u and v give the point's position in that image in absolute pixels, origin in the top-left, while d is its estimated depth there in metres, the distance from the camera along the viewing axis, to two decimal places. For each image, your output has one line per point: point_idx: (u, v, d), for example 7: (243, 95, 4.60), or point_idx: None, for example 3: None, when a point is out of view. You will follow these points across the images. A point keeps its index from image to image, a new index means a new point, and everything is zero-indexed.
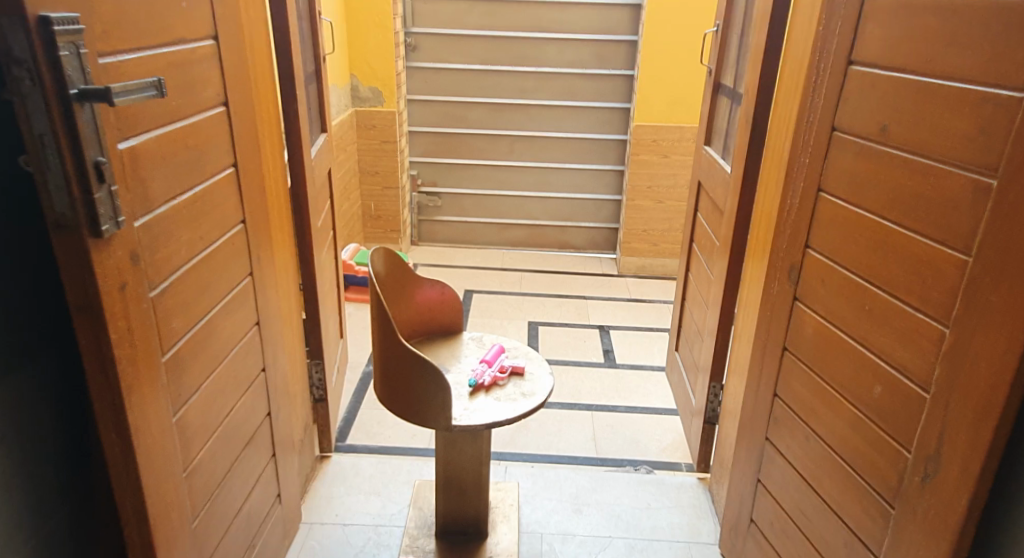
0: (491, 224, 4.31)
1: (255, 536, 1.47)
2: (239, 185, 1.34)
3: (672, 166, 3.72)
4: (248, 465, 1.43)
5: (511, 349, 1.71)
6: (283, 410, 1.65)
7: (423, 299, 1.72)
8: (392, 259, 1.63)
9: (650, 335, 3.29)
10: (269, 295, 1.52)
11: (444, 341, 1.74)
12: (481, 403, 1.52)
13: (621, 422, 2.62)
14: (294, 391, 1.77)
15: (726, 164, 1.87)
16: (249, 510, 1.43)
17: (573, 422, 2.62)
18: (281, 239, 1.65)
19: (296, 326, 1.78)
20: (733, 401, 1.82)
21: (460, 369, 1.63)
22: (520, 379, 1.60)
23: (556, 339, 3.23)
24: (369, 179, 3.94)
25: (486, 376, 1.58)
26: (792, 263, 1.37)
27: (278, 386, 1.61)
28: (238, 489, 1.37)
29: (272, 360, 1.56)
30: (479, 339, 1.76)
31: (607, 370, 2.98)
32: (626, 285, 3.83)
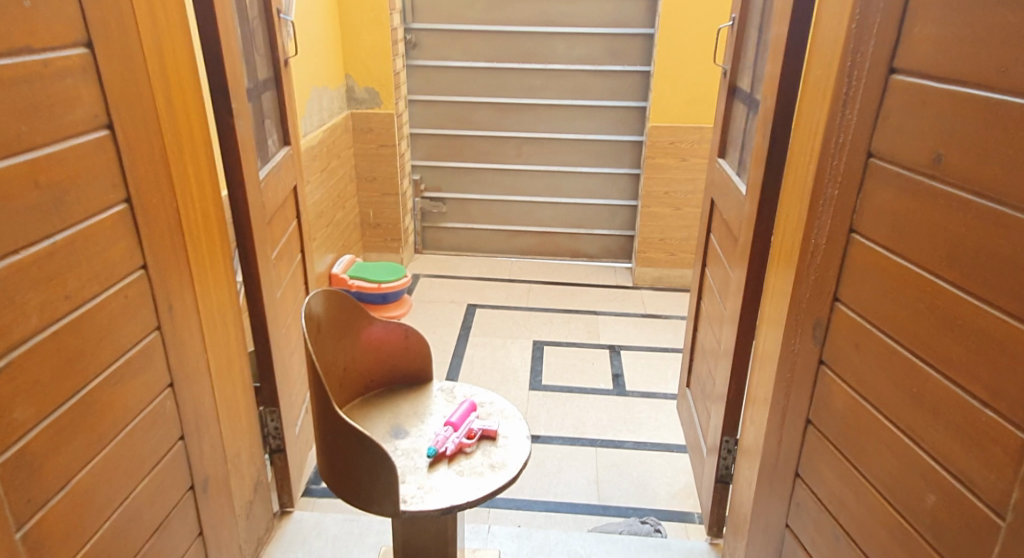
0: (499, 231, 4.05)
1: None
2: (133, 224, 1.11)
3: (691, 170, 3.42)
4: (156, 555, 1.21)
5: (485, 406, 1.45)
6: (217, 477, 1.43)
7: (379, 345, 1.49)
8: (338, 301, 1.40)
9: (665, 357, 3.00)
10: (191, 348, 1.31)
11: (409, 393, 1.50)
12: (439, 477, 1.26)
13: (628, 462, 2.35)
14: (237, 450, 1.55)
15: (739, 182, 1.59)
16: None
17: (574, 461, 2.35)
18: (214, 279, 1.42)
19: (240, 374, 1.56)
20: (752, 435, 1.43)
21: (421, 433, 1.37)
22: (491, 445, 1.34)
23: (562, 360, 2.96)
24: (367, 185, 3.71)
25: (449, 442, 1.32)
26: (816, 318, 1.09)
27: (209, 452, 1.39)
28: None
29: (197, 424, 1.34)
30: (449, 392, 1.50)
31: (615, 398, 2.71)
32: (641, 298, 3.54)
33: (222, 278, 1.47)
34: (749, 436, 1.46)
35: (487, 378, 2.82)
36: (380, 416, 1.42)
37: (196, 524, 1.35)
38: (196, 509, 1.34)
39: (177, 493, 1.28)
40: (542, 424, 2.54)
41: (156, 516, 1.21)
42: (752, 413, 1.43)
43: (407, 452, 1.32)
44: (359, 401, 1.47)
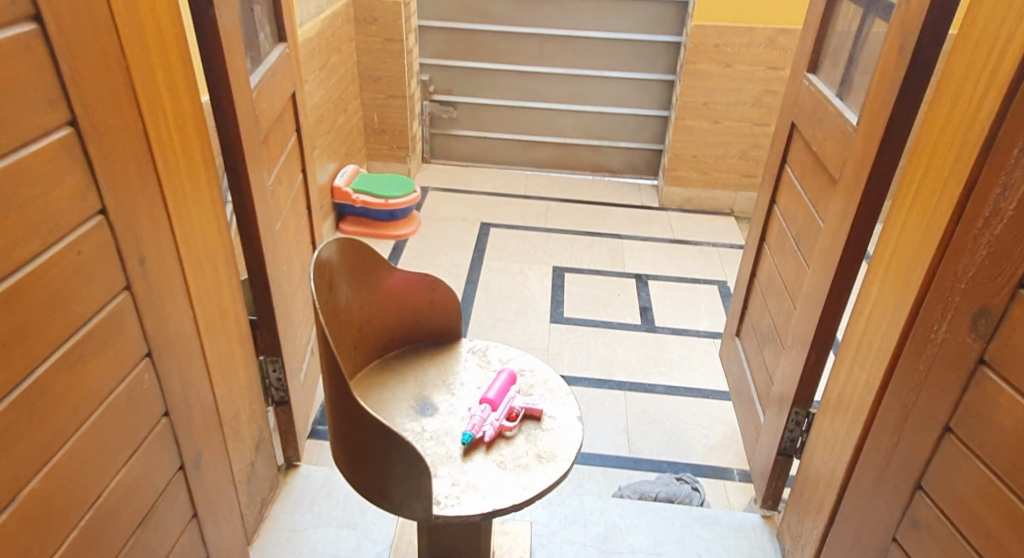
0: (515, 141, 3.71)
1: None
2: (85, 156, 0.83)
3: (735, 79, 3.05)
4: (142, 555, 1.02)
5: (525, 377, 1.23)
6: (213, 449, 1.21)
7: (402, 301, 1.24)
8: (354, 250, 1.14)
9: (696, 289, 2.77)
10: (173, 305, 1.05)
11: (436, 356, 1.27)
12: (477, 469, 1.05)
13: (660, 409, 2.17)
14: (235, 411, 1.33)
15: (844, 107, 1.29)
16: None
17: (602, 406, 2.17)
18: (198, 216, 1.15)
19: (235, 324, 1.32)
20: (842, 417, 1.21)
21: (453, 410, 1.15)
22: (537, 428, 1.13)
23: (585, 290, 2.73)
24: (371, 86, 3.33)
25: (487, 426, 1.10)
26: (985, 303, 0.84)
27: (202, 423, 1.16)
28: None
29: (187, 395, 1.10)
30: (482, 355, 1.28)
31: (643, 335, 2.50)
32: (668, 221, 3.27)
33: (208, 214, 1.19)
34: (836, 416, 1.24)
35: (505, 308, 2.59)
36: (403, 388, 1.20)
37: (190, 507, 1.15)
38: (189, 491, 1.14)
39: (166, 478, 1.06)
40: (566, 363, 2.34)
41: (140, 512, 1.00)
42: (846, 390, 1.20)
43: (438, 436, 1.10)
44: (377, 366, 1.24)
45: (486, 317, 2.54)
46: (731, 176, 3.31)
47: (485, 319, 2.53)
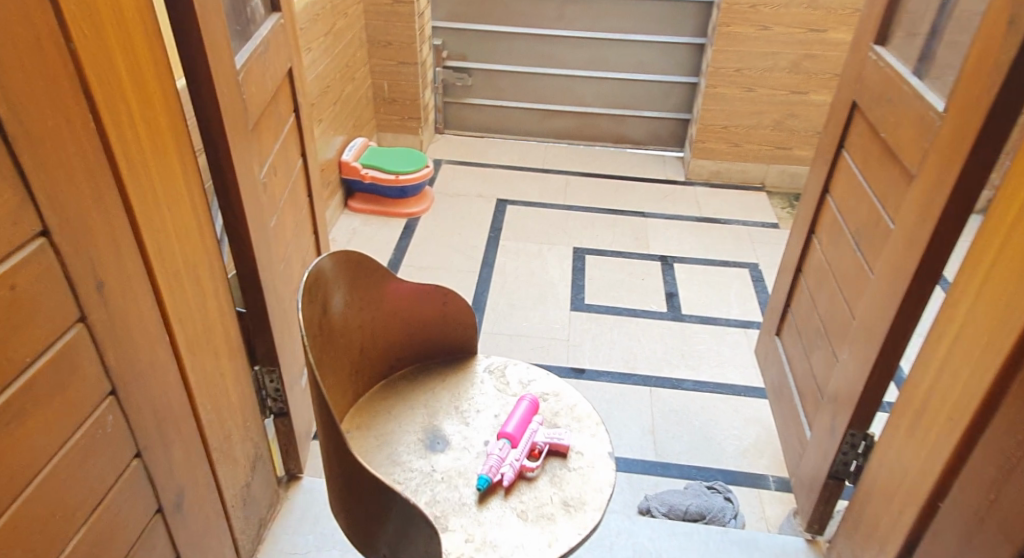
0: (532, 110, 3.50)
1: None
2: (20, 171, 0.68)
3: (773, 42, 2.82)
4: None
5: (549, 403, 1.08)
6: (199, 481, 1.08)
7: (412, 315, 1.09)
8: (355, 265, 0.98)
9: (726, 272, 2.58)
10: (145, 331, 0.91)
11: (449, 375, 1.12)
12: (495, 521, 0.91)
13: (688, 408, 2.00)
14: (224, 431, 1.20)
15: (924, 89, 1.10)
16: None
17: (627, 403, 2.00)
18: (175, 223, 1.00)
19: (223, 336, 1.18)
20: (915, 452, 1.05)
21: (468, 445, 1.01)
22: (563, 467, 0.98)
23: (607, 275, 2.54)
24: (381, 52, 3.13)
25: (506, 468, 0.95)
26: None
27: (185, 455, 1.03)
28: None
29: (163, 429, 0.96)
30: (500, 377, 1.12)
31: (670, 324, 2.32)
32: (695, 197, 3.07)
33: (188, 220, 1.05)
34: (906, 450, 1.08)
35: (523, 293, 2.42)
36: (411, 416, 1.05)
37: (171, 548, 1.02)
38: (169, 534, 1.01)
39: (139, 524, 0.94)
40: (588, 356, 2.17)
41: None
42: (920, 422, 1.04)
43: (450, 479, 0.96)
44: (381, 390, 1.10)
45: (502, 303, 2.37)
46: (763, 148, 3.09)
47: (501, 306, 2.36)
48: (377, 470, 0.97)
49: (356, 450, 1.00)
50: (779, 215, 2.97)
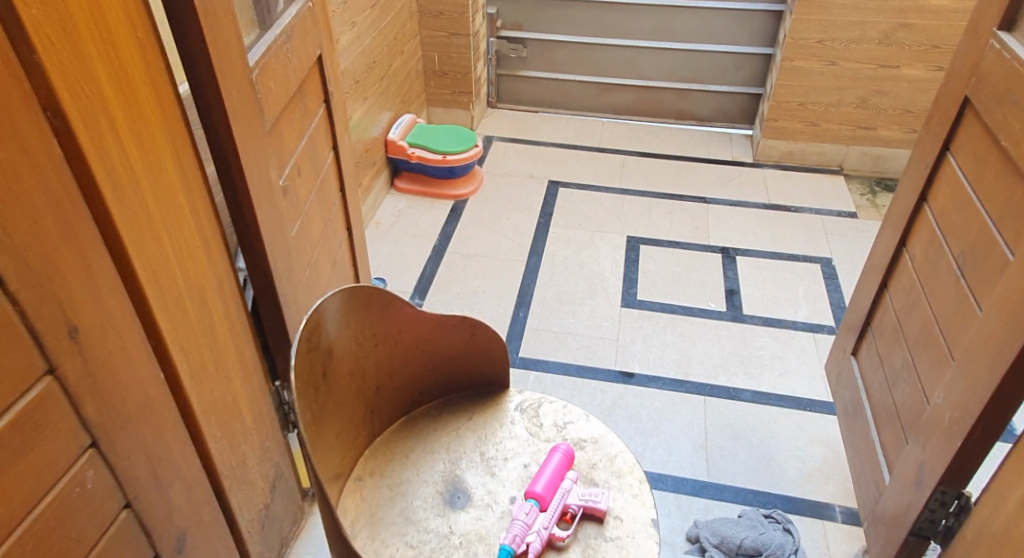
0: (590, 83, 3.30)
1: None
2: None
3: (861, 11, 2.53)
4: None
5: (586, 452, 0.95)
6: (201, 517, 1.03)
7: (434, 347, 0.98)
8: (364, 301, 0.87)
9: (794, 267, 2.35)
10: (132, 371, 0.82)
11: (476, 412, 1.01)
12: None
13: (745, 422, 1.80)
14: (237, 457, 1.14)
15: None
16: None
17: (677, 414, 1.83)
18: (175, 242, 0.90)
19: (236, 357, 1.10)
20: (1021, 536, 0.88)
21: (492, 501, 0.90)
22: (598, 535, 0.86)
23: (662, 267, 2.35)
24: (432, 23, 2.97)
25: (534, 537, 0.83)
26: None
27: (184, 492, 0.97)
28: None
29: (157, 471, 0.90)
30: (533, 417, 1.00)
31: (728, 326, 2.10)
32: (764, 181, 2.84)
33: (192, 235, 0.95)
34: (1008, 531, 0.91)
35: (572, 286, 2.28)
36: (431, 463, 0.95)
37: None
38: None
39: None
40: (637, 358, 2.00)
41: None
42: None
43: (469, 544, 0.85)
44: (401, 429, 0.99)
45: (549, 297, 2.23)
46: (844, 128, 2.82)
47: (547, 301, 2.21)
48: (389, 529, 0.87)
49: (368, 503, 0.90)
50: (858, 203, 2.71)
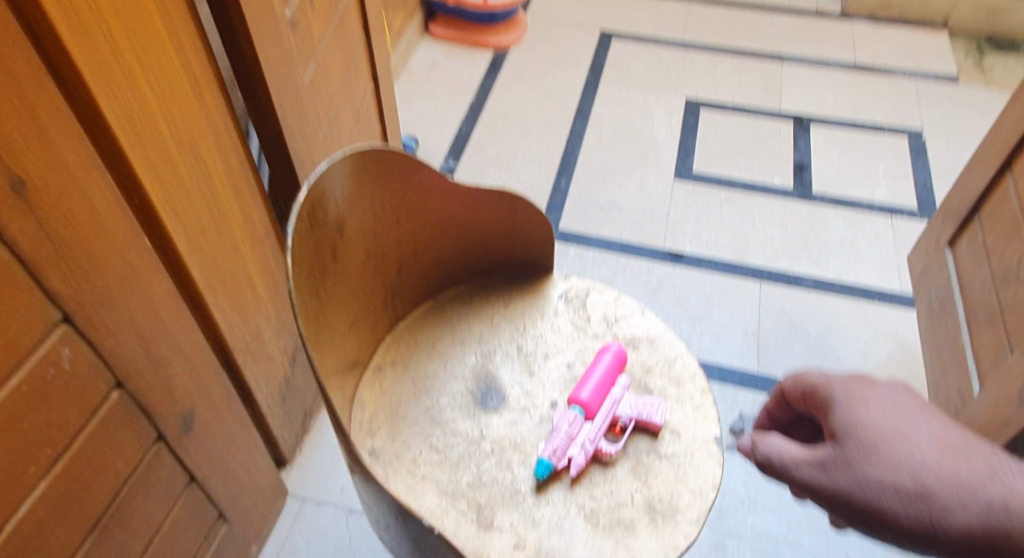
0: None
1: None
2: None
3: None
4: (98, 543, 0.80)
5: (641, 354, 0.82)
6: (211, 395, 0.95)
7: (467, 224, 0.83)
8: (378, 165, 0.71)
9: (876, 139, 2.08)
10: (108, 237, 0.70)
11: (514, 299, 0.87)
12: (555, 521, 0.70)
13: (805, 310, 1.65)
14: (250, 331, 1.04)
15: None
16: None
17: (729, 298, 1.68)
18: (157, 84, 0.74)
19: (243, 221, 0.97)
20: None
21: (530, 405, 0.78)
22: (651, 451, 0.74)
23: (724, 136, 2.11)
24: None
25: (576, 451, 0.72)
26: None
27: (188, 369, 0.88)
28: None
29: (151, 349, 0.80)
30: (580, 309, 0.86)
31: (794, 204, 1.90)
32: (850, 37, 2.48)
33: (179, 75, 0.78)
34: None
35: (621, 153, 2.06)
36: (460, 356, 0.83)
37: (172, 461, 0.91)
38: (168, 449, 0.89)
39: (124, 447, 0.81)
40: (689, 235, 1.82)
41: (86, 501, 0.76)
42: None
43: (502, 452, 0.75)
44: (427, 314, 0.87)
45: (596, 165, 2.03)
46: None
47: (593, 168, 2.01)
48: (411, 428, 0.77)
49: (388, 397, 0.79)
50: (959, 65, 2.37)
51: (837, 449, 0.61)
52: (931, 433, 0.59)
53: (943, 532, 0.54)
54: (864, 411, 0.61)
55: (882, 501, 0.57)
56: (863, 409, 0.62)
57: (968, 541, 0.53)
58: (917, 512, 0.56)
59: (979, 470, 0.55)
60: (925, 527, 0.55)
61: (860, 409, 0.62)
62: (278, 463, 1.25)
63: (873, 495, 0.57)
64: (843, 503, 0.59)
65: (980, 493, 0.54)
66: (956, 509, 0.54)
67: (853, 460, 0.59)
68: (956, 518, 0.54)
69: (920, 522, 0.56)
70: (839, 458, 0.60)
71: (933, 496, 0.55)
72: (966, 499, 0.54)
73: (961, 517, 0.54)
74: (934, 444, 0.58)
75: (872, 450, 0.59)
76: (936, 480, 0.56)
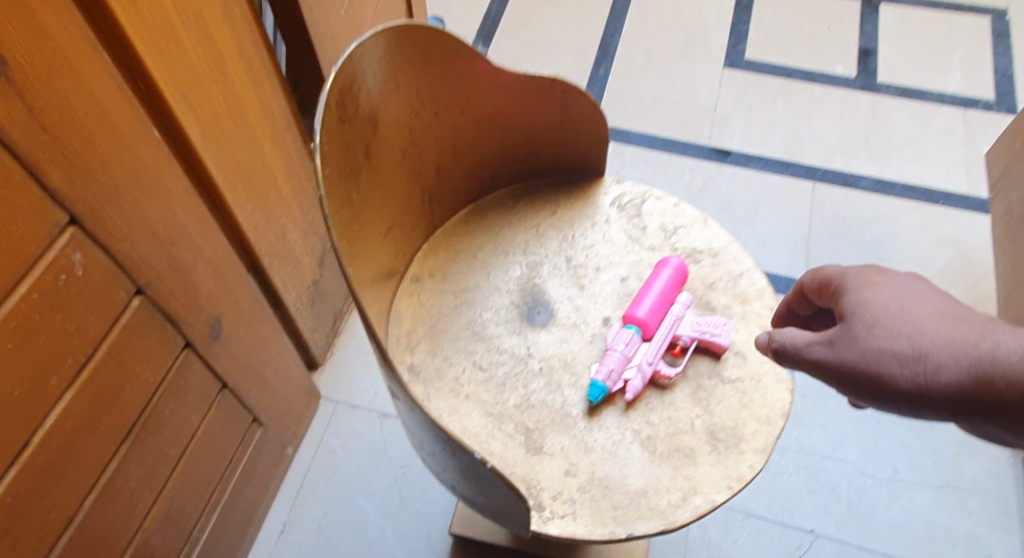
0: None
1: (172, 514, 0.87)
2: None
3: None
4: (134, 452, 0.78)
5: (703, 267, 0.74)
6: (239, 301, 0.90)
7: (512, 119, 0.73)
8: (411, 48, 0.62)
9: (953, 21, 1.88)
10: (110, 127, 0.63)
11: (561, 205, 0.79)
12: (609, 447, 0.65)
13: (861, 213, 1.54)
14: (276, 232, 0.98)
15: None
16: (144, 500, 0.81)
17: (779, 199, 1.57)
18: None
19: (261, 112, 0.88)
20: None
21: (580, 322, 0.72)
22: (713, 375, 0.68)
23: (782, 17, 1.91)
24: None
25: (632, 373, 0.67)
26: None
27: (212, 275, 0.83)
28: (117, 523, 0.77)
29: (171, 254, 0.75)
30: (635, 217, 0.78)
31: (856, 96, 1.74)
32: None
33: None
34: None
35: (667, 36, 1.89)
36: (504, 267, 0.76)
37: (205, 369, 0.87)
38: (198, 358, 0.85)
39: (153, 357, 0.77)
40: (739, 130, 1.69)
41: (118, 412, 0.73)
42: None
43: (551, 373, 0.69)
44: (466, 219, 0.79)
45: (639, 50, 1.86)
46: None
47: (636, 54, 1.85)
48: (453, 344, 0.71)
49: (427, 311, 0.73)
50: None
51: (840, 327, 0.57)
52: (932, 300, 0.55)
53: (935, 392, 0.51)
54: (866, 285, 0.58)
55: (877, 367, 0.54)
56: (870, 286, 0.58)
57: (957, 396, 0.50)
58: (912, 374, 0.52)
59: (974, 331, 0.51)
60: (918, 387, 0.52)
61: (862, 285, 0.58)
62: (311, 365, 1.22)
63: (872, 362, 0.54)
64: (847, 377, 0.55)
65: (971, 348, 0.50)
66: (949, 365, 0.51)
67: (855, 333, 0.56)
68: (946, 375, 0.50)
69: (914, 384, 0.52)
70: (843, 333, 0.56)
71: (927, 357, 0.52)
72: (957, 354, 0.50)
73: (953, 374, 0.50)
74: (935, 312, 0.54)
75: (875, 322, 0.55)
76: (931, 341, 0.52)
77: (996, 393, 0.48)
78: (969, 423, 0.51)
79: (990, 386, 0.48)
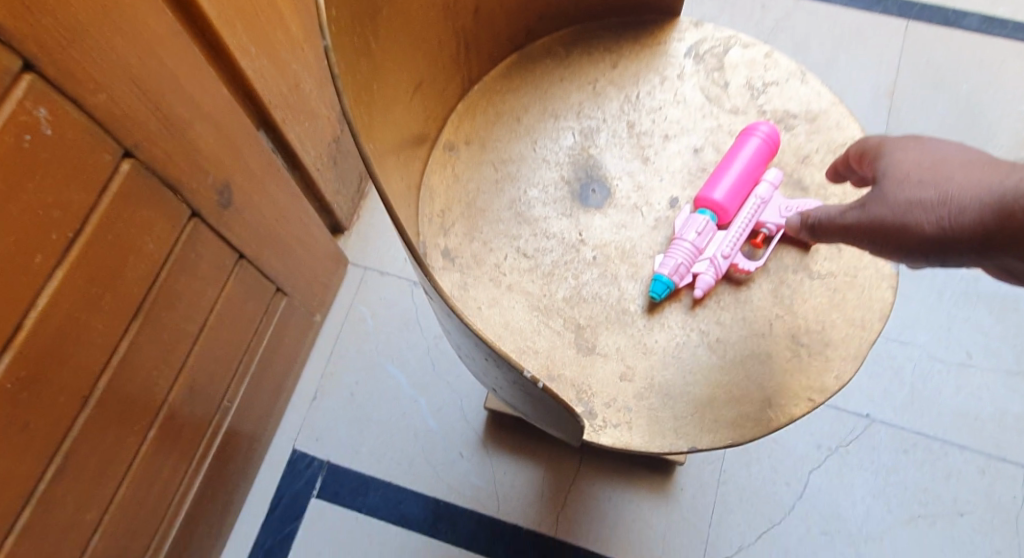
0: None
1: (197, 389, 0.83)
2: None
3: None
4: (150, 330, 0.72)
5: (796, 136, 0.62)
6: (250, 165, 0.80)
7: None
8: None
9: None
10: None
11: (623, 58, 0.66)
12: (673, 349, 0.56)
13: (958, 59, 1.33)
14: (287, 82, 0.85)
15: None
16: (165, 377, 0.77)
17: (863, 41, 1.36)
18: None
19: None
20: None
21: (643, 203, 0.61)
22: (800, 270, 0.58)
23: None
24: None
25: (705, 266, 0.57)
26: None
27: (216, 136, 0.72)
28: (139, 400, 0.73)
29: (161, 110, 0.64)
30: (715, 72, 0.65)
31: None
32: None
33: None
34: None
35: None
36: (552, 134, 0.64)
37: (221, 239, 0.79)
38: (210, 228, 0.76)
39: (157, 229, 0.68)
40: None
41: (123, 291, 0.66)
42: None
43: (607, 263, 0.59)
44: (509, 74, 0.66)
45: None
46: None
47: None
48: (492, 226, 0.61)
49: (462, 185, 0.62)
50: None
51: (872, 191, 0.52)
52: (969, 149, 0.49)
53: (960, 234, 0.46)
54: (898, 141, 0.53)
55: (902, 217, 0.49)
56: (907, 146, 0.52)
57: (978, 233, 0.45)
58: (935, 219, 0.47)
59: (1007, 168, 0.46)
60: (943, 232, 0.47)
61: (896, 143, 0.53)
62: (335, 230, 1.15)
63: (898, 215, 0.49)
64: (876, 238, 0.50)
65: (996, 183, 0.45)
66: (972, 204, 0.45)
67: (885, 189, 0.51)
68: (970, 214, 0.45)
69: (941, 231, 0.47)
70: (872, 194, 0.52)
71: (953, 200, 0.47)
72: (982, 191, 0.45)
73: (975, 211, 0.45)
74: (973, 161, 0.48)
75: (904, 177, 0.50)
76: (958, 184, 0.47)
77: (1015, 223, 0.42)
78: (1007, 266, 0.45)
79: (1010, 217, 0.42)
